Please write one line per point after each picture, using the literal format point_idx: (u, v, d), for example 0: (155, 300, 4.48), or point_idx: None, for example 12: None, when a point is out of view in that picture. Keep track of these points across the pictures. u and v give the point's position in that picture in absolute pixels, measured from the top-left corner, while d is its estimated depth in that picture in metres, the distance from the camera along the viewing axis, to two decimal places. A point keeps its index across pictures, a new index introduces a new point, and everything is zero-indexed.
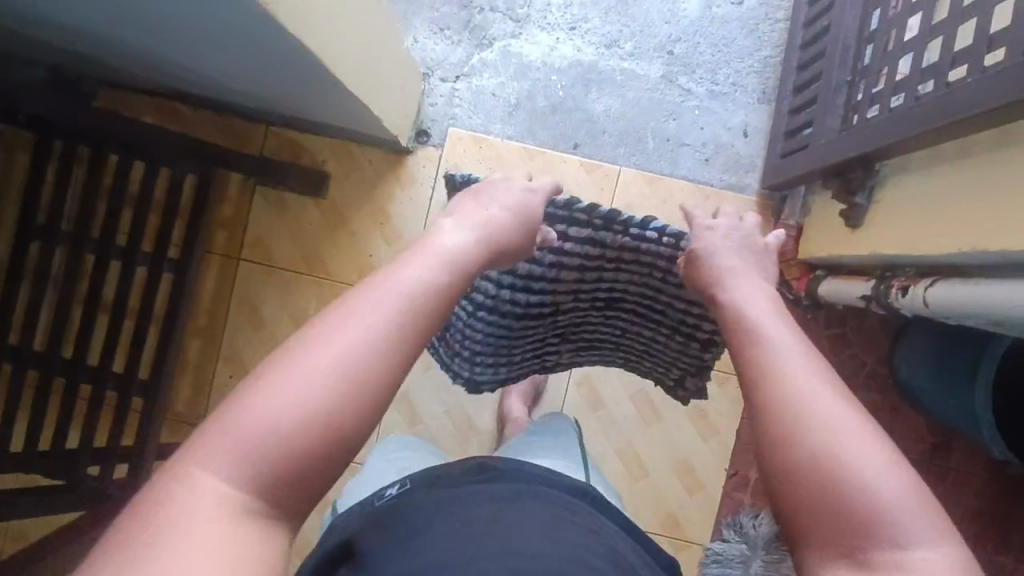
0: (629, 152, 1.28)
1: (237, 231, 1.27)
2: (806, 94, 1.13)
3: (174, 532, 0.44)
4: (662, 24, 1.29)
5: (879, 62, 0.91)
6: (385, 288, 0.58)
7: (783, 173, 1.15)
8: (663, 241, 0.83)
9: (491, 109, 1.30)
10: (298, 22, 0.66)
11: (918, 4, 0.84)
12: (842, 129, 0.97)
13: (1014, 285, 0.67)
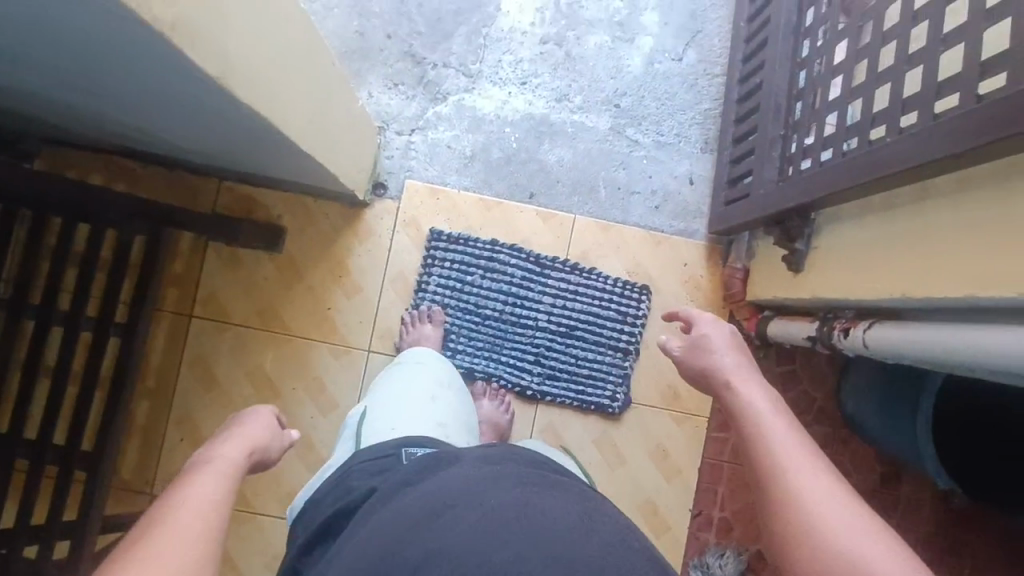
0: (583, 201, 1.32)
1: (188, 288, 1.24)
2: (745, 145, 1.20)
3: None
4: (607, 79, 1.35)
5: (808, 119, 0.98)
6: (179, 511, 0.56)
7: (727, 219, 1.21)
8: (588, 275, 1.30)
9: (447, 161, 1.32)
10: (254, 88, 0.67)
11: (838, 68, 0.91)
12: (779, 180, 1.03)
13: (944, 329, 0.72)
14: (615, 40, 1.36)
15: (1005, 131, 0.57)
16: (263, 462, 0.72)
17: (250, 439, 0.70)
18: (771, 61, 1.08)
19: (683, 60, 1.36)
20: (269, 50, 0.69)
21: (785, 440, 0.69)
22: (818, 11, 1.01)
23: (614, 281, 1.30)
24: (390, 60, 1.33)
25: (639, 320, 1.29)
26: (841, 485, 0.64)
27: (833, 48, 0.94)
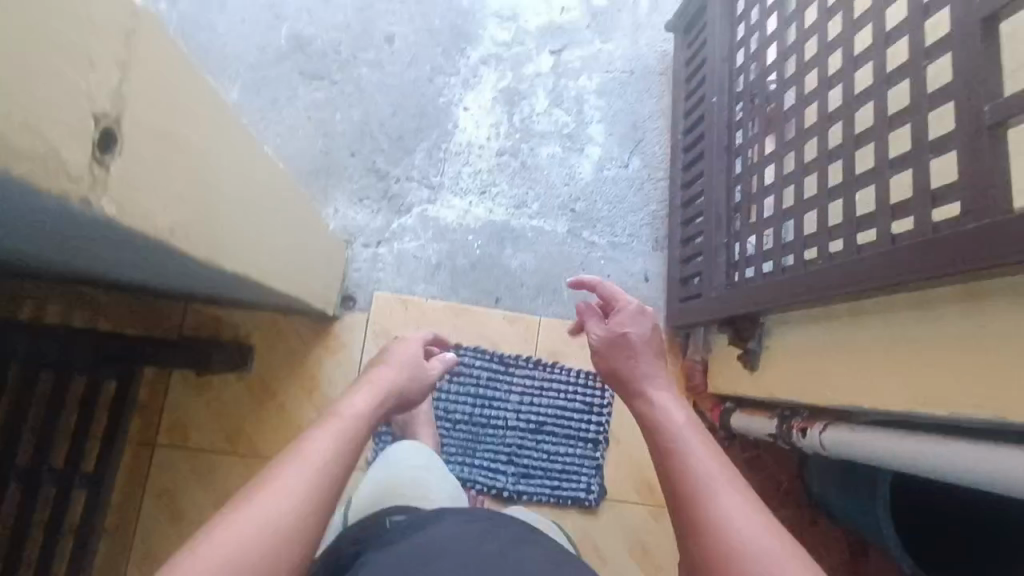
0: (547, 302, 1.38)
1: (153, 415, 1.21)
2: (692, 246, 1.29)
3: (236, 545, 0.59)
4: (562, 186, 1.44)
5: (748, 230, 1.08)
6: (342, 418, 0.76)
7: (684, 316, 1.29)
8: (550, 368, 1.35)
9: (414, 270, 1.36)
10: (247, 259, 0.69)
11: (769, 189, 1.01)
12: (728, 285, 1.12)
13: (892, 436, 0.78)
14: (566, 151, 1.46)
15: (920, 275, 0.65)
16: (408, 393, 0.92)
17: (384, 379, 0.88)
18: (709, 175, 1.19)
19: (629, 166, 1.47)
20: (259, 220, 0.72)
21: (695, 450, 0.73)
22: (744, 133, 1.12)
23: (576, 373, 1.35)
24: (355, 177, 1.39)
25: (605, 411, 1.34)
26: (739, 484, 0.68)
27: (762, 170, 1.04)
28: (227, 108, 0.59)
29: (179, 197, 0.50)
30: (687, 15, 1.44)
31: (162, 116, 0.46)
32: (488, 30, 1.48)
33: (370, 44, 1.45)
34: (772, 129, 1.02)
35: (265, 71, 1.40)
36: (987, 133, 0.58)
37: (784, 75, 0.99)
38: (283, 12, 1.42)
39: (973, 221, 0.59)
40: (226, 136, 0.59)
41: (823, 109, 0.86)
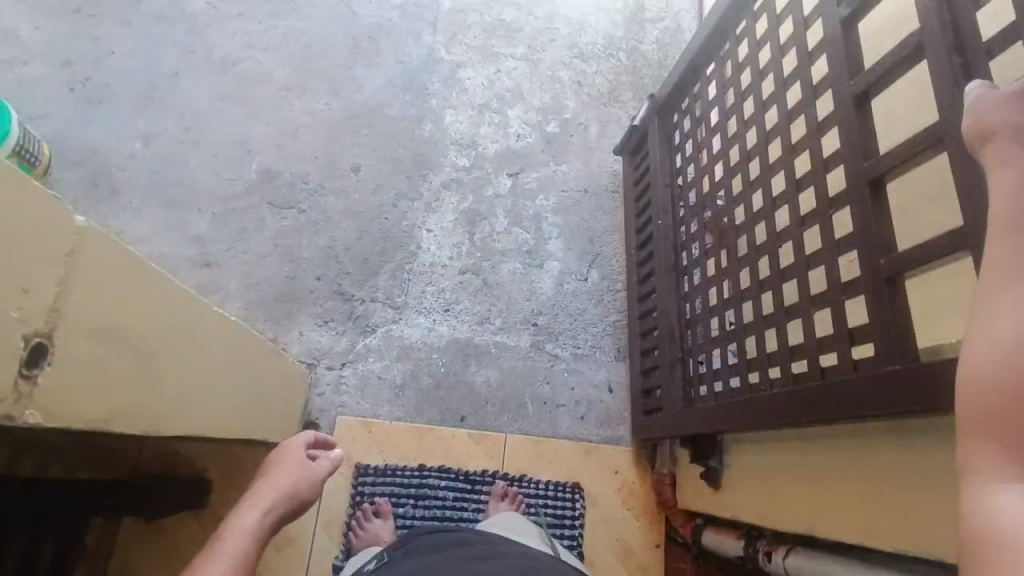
0: (512, 418, 1.38)
1: (102, 562, 1.16)
2: (650, 358, 1.32)
3: None
4: (524, 301, 1.49)
5: (699, 347, 1.12)
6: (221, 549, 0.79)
7: (647, 429, 1.29)
8: (519, 482, 1.33)
9: (378, 392, 1.36)
10: (192, 421, 0.68)
11: (715, 310, 1.06)
12: (685, 401, 1.14)
13: (848, 566, 0.81)
14: (526, 267, 1.51)
15: (846, 416, 0.69)
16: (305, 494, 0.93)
17: (276, 486, 0.90)
18: (661, 292, 1.24)
19: (589, 278, 1.53)
20: (206, 377, 0.71)
21: None
22: (689, 254, 1.18)
23: (545, 487, 1.33)
24: (321, 300, 1.42)
25: (577, 523, 1.31)
26: None
27: (706, 291, 1.10)
28: (170, 282, 0.60)
29: (109, 383, 0.51)
30: (632, 141, 1.56)
31: (95, 316, 0.48)
32: (449, 157, 1.58)
33: (337, 174, 1.52)
34: (713, 253, 1.08)
35: (233, 202, 1.46)
36: (887, 283, 0.63)
37: (718, 205, 1.07)
38: (253, 147, 1.51)
39: (884, 365, 0.63)
40: (169, 307, 0.60)
41: (753, 241, 0.92)
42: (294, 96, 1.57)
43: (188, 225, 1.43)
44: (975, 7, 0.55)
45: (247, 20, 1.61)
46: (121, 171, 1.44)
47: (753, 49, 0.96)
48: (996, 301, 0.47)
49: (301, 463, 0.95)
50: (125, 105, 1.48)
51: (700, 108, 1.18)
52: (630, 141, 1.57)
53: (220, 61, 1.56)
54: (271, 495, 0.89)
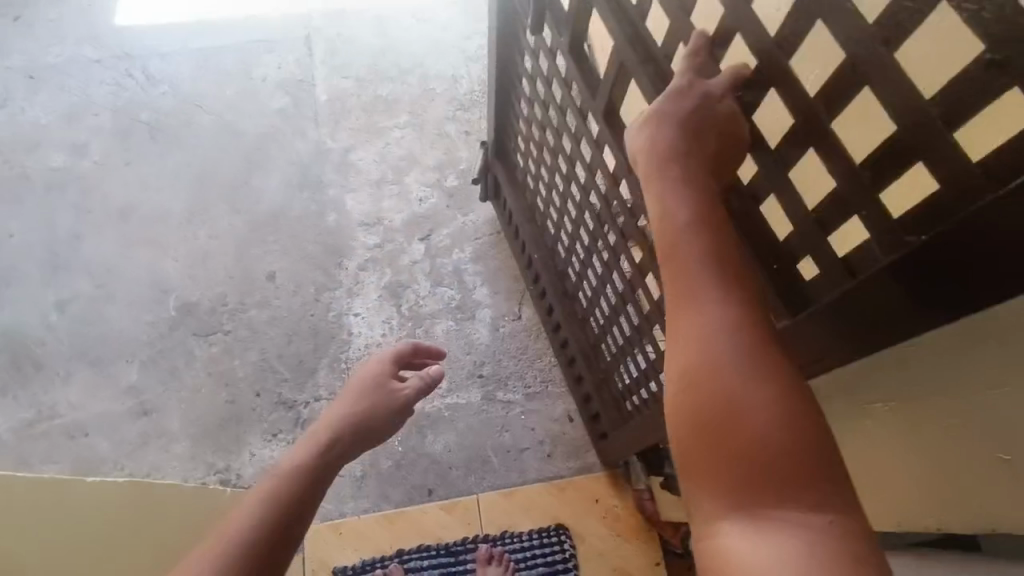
0: (479, 477, 1.36)
1: None
2: (581, 384, 1.37)
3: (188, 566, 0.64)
4: (464, 355, 1.48)
5: (616, 358, 1.13)
6: (289, 464, 0.76)
7: (607, 455, 1.30)
8: (503, 539, 1.29)
9: (340, 490, 1.34)
10: None
11: (614, 321, 1.08)
12: (624, 418, 1.17)
13: None
14: (459, 322, 1.51)
15: None
16: (378, 410, 0.87)
17: (344, 409, 0.87)
18: (570, 326, 1.33)
19: (522, 316, 1.53)
20: None
21: (713, 311, 0.44)
22: (574, 273, 1.22)
23: (530, 536, 1.30)
24: (264, 414, 1.41)
25: (569, 564, 1.28)
26: (745, 346, 0.43)
27: (601, 300, 1.12)
28: None
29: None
30: (492, 179, 1.58)
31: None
32: (359, 239, 1.60)
33: (254, 286, 1.54)
34: (592, 263, 1.10)
35: (159, 343, 1.47)
36: None
37: (574, 223, 1.11)
38: (167, 285, 1.53)
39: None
40: None
41: (616, 250, 0.94)
42: (197, 224, 1.60)
43: (119, 378, 1.43)
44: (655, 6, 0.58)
45: (136, 166, 1.65)
46: (44, 346, 1.45)
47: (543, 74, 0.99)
48: (678, 325, 0.46)
49: (376, 379, 0.91)
50: (36, 280, 1.52)
51: (528, 135, 1.20)
52: (489, 179, 1.58)
53: (118, 211, 1.60)
54: (336, 417, 0.85)
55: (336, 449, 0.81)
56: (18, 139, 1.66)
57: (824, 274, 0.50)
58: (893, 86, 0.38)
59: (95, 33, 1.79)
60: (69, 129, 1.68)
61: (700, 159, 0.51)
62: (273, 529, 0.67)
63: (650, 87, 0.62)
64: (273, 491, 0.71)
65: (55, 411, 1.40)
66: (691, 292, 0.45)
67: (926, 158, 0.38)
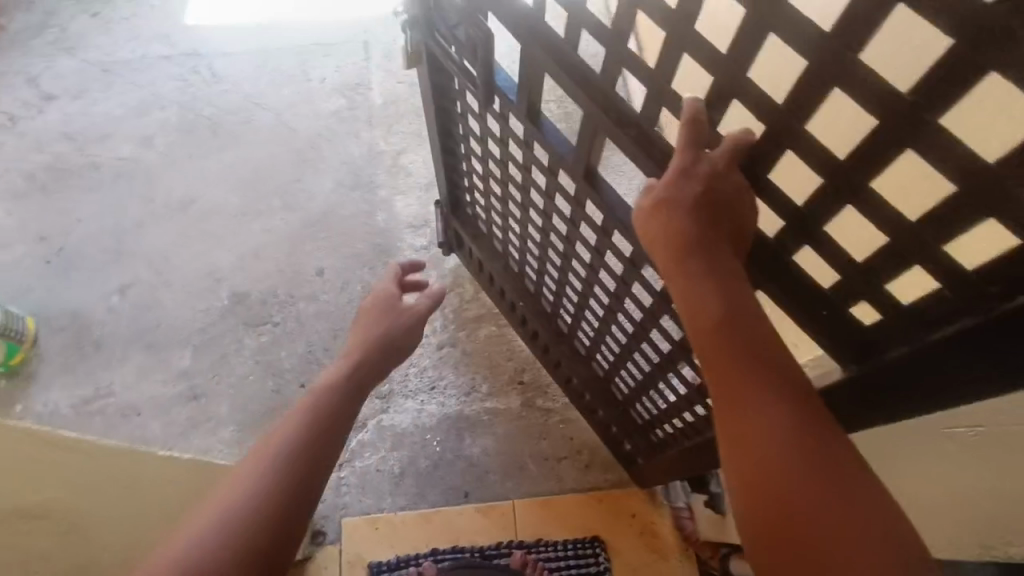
0: (517, 483, 1.37)
1: None
2: (590, 405, 1.35)
3: (213, 502, 0.62)
4: (507, 360, 1.49)
5: (639, 389, 1.12)
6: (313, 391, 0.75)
7: (643, 479, 1.28)
8: (539, 543, 1.29)
9: (379, 486, 1.36)
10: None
11: (627, 357, 1.09)
12: (656, 446, 1.17)
13: None
14: (501, 327, 1.52)
15: None
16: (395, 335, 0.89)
17: (365, 334, 0.88)
18: (568, 364, 1.32)
19: None
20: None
21: (745, 386, 0.51)
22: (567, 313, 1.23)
23: (566, 544, 1.29)
24: None
25: None
26: (777, 416, 0.49)
27: (603, 342, 1.15)
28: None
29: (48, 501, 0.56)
30: (452, 233, 1.54)
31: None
32: (406, 241, 1.63)
33: (303, 281, 1.58)
34: (587, 306, 1.11)
35: (211, 330, 1.52)
36: None
37: (558, 266, 1.11)
38: (221, 275, 1.58)
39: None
40: None
41: (618, 295, 0.94)
42: (250, 220, 1.64)
43: (171, 363, 1.48)
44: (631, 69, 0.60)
45: (197, 160, 1.71)
46: (104, 326, 1.52)
47: (493, 136, 0.99)
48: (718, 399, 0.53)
49: (392, 310, 0.93)
50: (98, 264, 1.58)
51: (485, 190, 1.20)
52: (450, 237, 1.55)
53: (178, 202, 1.66)
54: (359, 343, 0.86)
55: (359, 375, 0.80)
56: (91, 128, 1.74)
57: (891, 317, 0.51)
58: (944, 151, 0.39)
59: (164, 32, 1.87)
60: (137, 121, 1.75)
61: (706, 237, 0.56)
62: (298, 457, 0.66)
63: (636, 150, 0.64)
64: (297, 421, 0.70)
65: (110, 390, 1.45)
66: (725, 372, 0.52)
67: (996, 214, 0.39)
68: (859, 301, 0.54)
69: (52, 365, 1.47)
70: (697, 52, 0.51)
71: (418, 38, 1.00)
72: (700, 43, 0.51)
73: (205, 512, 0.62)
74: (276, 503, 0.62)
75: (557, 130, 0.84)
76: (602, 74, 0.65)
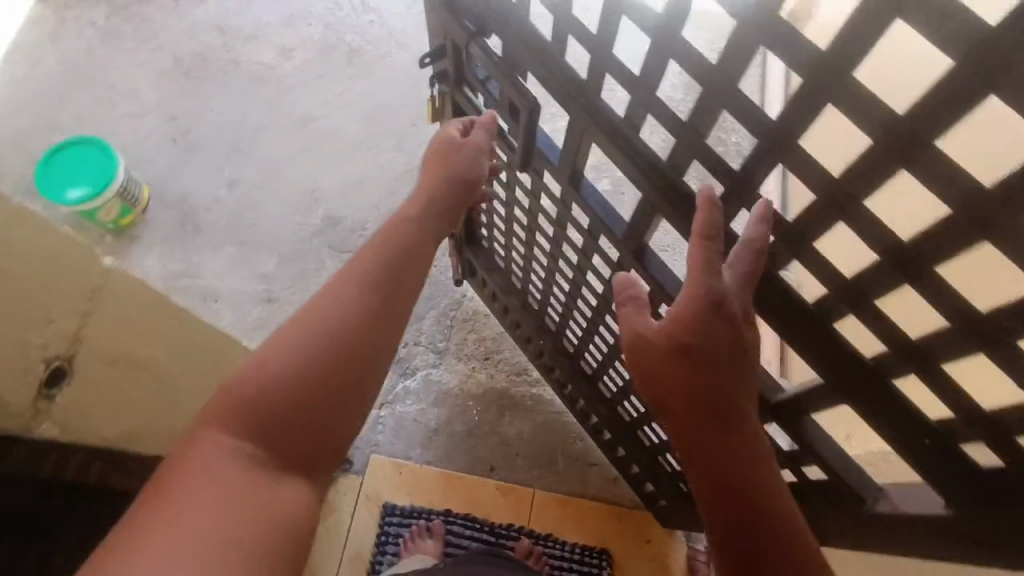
0: (542, 474, 1.37)
1: None
2: (608, 441, 1.31)
3: (286, 355, 0.57)
4: None
5: (669, 444, 1.09)
6: (387, 236, 0.68)
7: (667, 516, 1.25)
8: (550, 537, 1.30)
9: (412, 435, 1.39)
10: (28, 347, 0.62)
11: (654, 413, 1.06)
12: (686, 496, 1.13)
13: None
14: None
15: (850, 531, 0.70)
16: (463, 175, 0.79)
17: (435, 176, 0.77)
18: (590, 405, 1.27)
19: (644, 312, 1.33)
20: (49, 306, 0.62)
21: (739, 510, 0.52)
22: (588, 361, 1.21)
23: (575, 547, 1.29)
24: None
25: None
26: (766, 538, 0.51)
27: (630, 395, 1.11)
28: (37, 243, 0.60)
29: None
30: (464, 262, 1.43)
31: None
32: None
33: None
34: (615, 359, 1.08)
35: (300, 244, 1.58)
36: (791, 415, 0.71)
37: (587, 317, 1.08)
38: (321, 195, 1.64)
39: (863, 503, 0.67)
40: None
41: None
42: (362, 151, 1.69)
43: (256, 265, 1.56)
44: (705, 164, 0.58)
45: (328, 81, 1.77)
46: (207, 212, 1.61)
47: (524, 188, 0.96)
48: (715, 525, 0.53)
49: (470, 149, 0.81)
50: (216, 154, 1.67)
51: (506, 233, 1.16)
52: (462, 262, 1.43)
53: (300, 117, 1.73)
54: (427, 186, 0.77)
55: (424, 221, 0.72)
56: (243, 27, 1.82)
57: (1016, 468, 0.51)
58: None
59: None
60: (284, 31, 1.82)
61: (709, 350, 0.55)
62: (383, 314, 0.62)
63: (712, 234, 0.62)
64: (376, 275, 0.63)
65: (198, 272, 1.54)
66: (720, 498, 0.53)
67: None
68: (977, 439, 0.53)
69: (155, 235, 1.57)
70: (789, 167, 0.50)
71: (445, 90, 1.00)
72: (796, 160, 0.49)
73: (269, 373, 0.57)
74: (361, 360, 0.59)
75: (598, 195, 0.82)
76: (669, 160, 0.63)
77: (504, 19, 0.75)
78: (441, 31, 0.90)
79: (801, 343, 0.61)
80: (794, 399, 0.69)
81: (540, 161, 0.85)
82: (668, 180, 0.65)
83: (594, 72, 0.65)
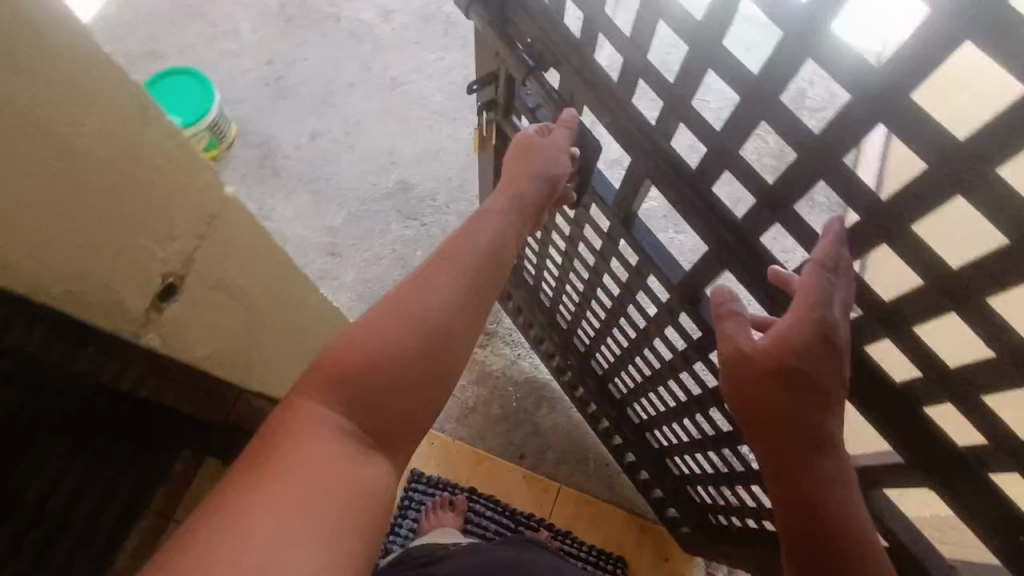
0: (570, 470, 1.39)
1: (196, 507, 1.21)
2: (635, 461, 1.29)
3: (387, 329, 0.53)
4: None
5: (705, 477, 1.06)
6: (480, 219, 0.64)
7: (691, 540, 1.24)
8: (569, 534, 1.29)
9: (448, 409, 1.41)
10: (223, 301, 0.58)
11: (693, 446, 1.03)
12: (715, 527, 1.11)
13: None
14: None
15: None
16: (552, 172, 0.72)
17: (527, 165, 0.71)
18: (618, 426, 1.25)
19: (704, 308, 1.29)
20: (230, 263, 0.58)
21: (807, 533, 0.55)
22: (618, 387, 1.20)
23: (592, 550, 1.28)
24: None
25: None
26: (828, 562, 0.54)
27: (666, 425, 1.09)
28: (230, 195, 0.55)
29: (164, 284, 0.50)
30: None
31: (19, 131, 0.35)
32: None
33: (463, 197, 1.62)
34: (650, 391, 1.06)
35: (370, 204, 1.62)
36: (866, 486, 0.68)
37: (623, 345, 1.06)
38: (397, 159, 1.66)
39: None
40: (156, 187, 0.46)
41: (702, 403, 0.89)
42: (443, 122, 1.70)
43: (325, 217, 1.60)
44: (786, 229, 0.57)
45: (421, 48, 1.78)
46: (286, 158, 1.65)
47: (569, 219, 0.94)
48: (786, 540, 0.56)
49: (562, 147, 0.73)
50: (303, 104, 1.71)
51: (541, 257, 1.14)
52: None
53: (389, 79, 1.74)
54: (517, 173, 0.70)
55: (509, 213, 0.67)
56: None
57: None
58: None
59: None
60: None
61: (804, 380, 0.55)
62: (478, 301, 0.59)
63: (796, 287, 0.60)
64: (472, 258, 0.60)
65: (269, 214, 1.59)
66: (791, 518, 0.56)
67: None
68: None
69: (235, 171, 1.62)
70: (897, 248, 0.48)
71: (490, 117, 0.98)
72: (905, 241, 0.47)
73: (372, 346, 0.52)
74: (456, 343, 0.56)
75: (652, 238, 0.80)
76: (747, 221, 0.61)
77: (569, 54, 0.73)
78: (493, 58, 0.89)
79: (873, 410, 0.60)
80: (874, 471, 0.67)
81: (594, 199, 0.83)
82: (743, 240, 0.63)
83: (671, 120, 0.63)
